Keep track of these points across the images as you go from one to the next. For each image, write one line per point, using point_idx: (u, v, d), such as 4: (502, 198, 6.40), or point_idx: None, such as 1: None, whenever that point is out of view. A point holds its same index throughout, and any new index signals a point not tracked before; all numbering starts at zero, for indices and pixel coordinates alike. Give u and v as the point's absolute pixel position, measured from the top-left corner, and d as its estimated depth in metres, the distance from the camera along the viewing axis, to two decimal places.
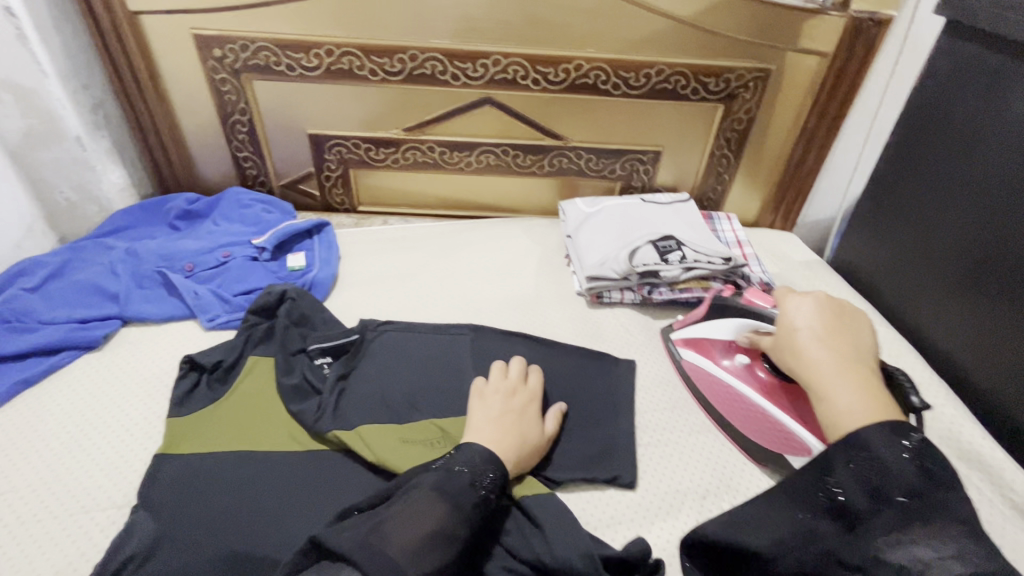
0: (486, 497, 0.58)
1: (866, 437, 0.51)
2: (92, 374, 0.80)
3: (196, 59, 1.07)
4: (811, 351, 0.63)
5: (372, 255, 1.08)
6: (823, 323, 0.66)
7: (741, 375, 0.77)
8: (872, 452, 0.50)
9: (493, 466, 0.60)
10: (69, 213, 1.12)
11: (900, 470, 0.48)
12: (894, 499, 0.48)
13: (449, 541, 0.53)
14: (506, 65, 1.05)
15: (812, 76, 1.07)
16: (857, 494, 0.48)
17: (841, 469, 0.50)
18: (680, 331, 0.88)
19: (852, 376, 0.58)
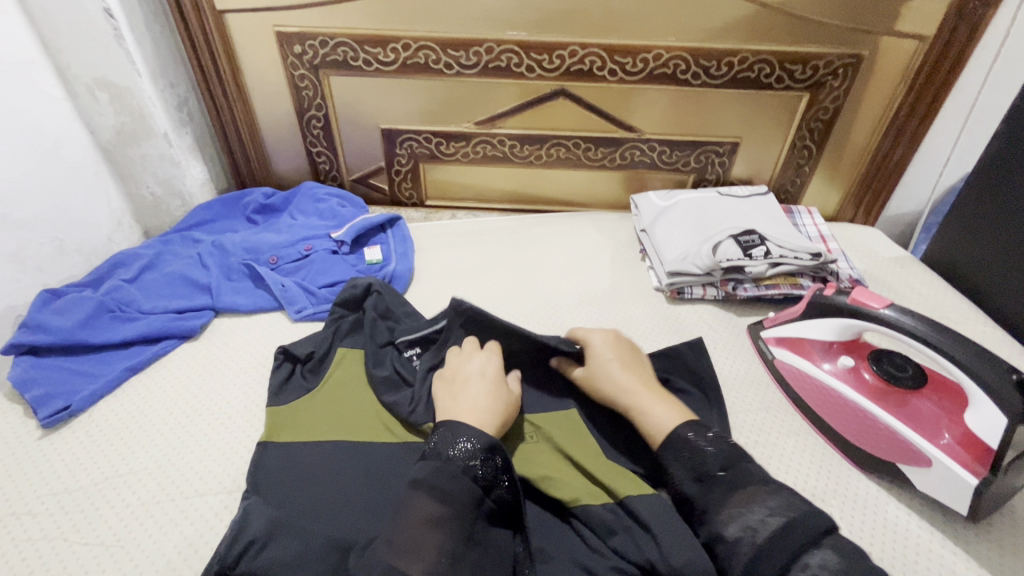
0: (467, 465, 0.56)
1: (672, 437, 0.62)
2: (191, 363, 0.82)
3: (277, 56, 1.09)
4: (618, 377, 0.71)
5: (444, 249, 1.09)
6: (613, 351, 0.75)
7: (842, 376, 0.73)
8: (683, 440, 0.61)
9: (465, 435, 0.59)
10: (154, 208, 1.17)
11: (709, 452, 0.59)
12: (715, 475, 0.58)
13: (436, 518, 0.53)
14: (583, 56, 1.04)
15: (907, 62, 1.01)
16: (687, 481, 0.59)
17: (674, 462, 0.61)
18: (771, 329, 0.83)
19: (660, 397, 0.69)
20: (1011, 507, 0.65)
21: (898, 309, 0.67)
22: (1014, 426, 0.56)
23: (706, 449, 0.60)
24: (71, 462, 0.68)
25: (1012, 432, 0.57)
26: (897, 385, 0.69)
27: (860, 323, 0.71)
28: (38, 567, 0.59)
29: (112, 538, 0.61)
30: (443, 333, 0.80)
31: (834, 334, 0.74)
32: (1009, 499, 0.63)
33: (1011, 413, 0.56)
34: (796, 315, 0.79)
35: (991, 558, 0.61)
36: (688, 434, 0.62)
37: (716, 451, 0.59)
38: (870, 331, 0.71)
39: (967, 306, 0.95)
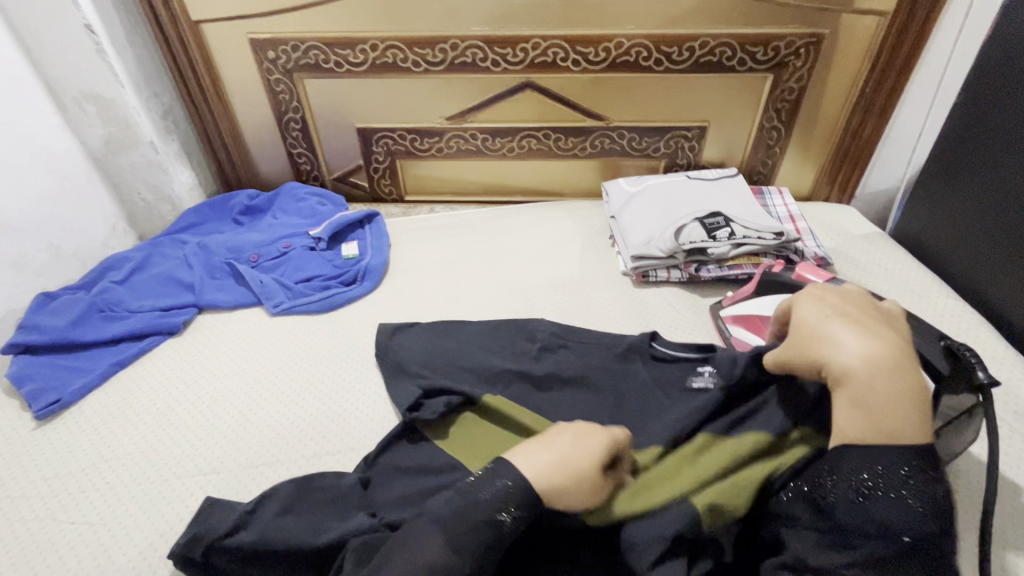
0: (494, 517, 0.50)
1: (851, 457, 0.48)
2: (175, 356, 0.87)
3: (252, 62, 1.13)
4: (853, 342, 0.49)
5: (419, 242, 1.12)
6: (842, 303, 0.53)
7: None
8: (878, 480, 0.46)
9: (503, 476, 0.52)
10: (146, 213, 1.23)
11: (891, 503, 0.46)
12: (900, 536, 0.45)
13: (438, 561, 0.47)
14: (545, 48, 1.06)
15: (868, 38, 1.01)
16: (853, 521, 0.47)
17: (845, 493, 0.48)
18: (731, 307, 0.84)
19: (897, 382, 0.47)
20: (951, 474, 0.67)
21: (841, 283, 0.69)
22: (940, 390, 0.59)
23: (891, 496, 0.46)
24: (62, 450, 0.74)
25: (938, 398, 0.59)
26: None
27: None
28: (30, 544, 0.64)
29: (97, 518, 0.66)
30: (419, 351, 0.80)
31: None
32: (948, 462, 0.65)
33: (936, 377, 0.59)
34: (751, 290, 0.82)
35: None
36: (884, 469, 0.46)
37: (900, 513, 0.45)
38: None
39: (934, 280, 0.96)
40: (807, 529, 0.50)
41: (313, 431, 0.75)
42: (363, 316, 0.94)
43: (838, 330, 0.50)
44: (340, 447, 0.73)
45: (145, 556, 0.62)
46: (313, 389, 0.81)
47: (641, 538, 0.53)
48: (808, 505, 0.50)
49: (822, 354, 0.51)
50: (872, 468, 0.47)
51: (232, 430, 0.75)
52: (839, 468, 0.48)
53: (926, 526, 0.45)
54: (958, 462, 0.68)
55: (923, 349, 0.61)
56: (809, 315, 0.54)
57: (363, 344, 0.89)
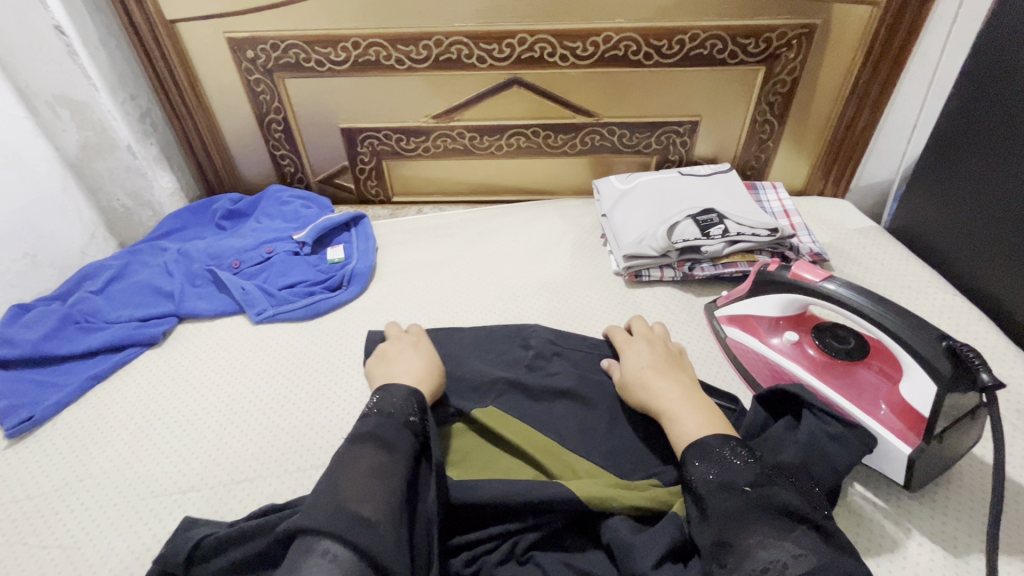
0: (406, 419, 0.59)
1: (690, 450, 0.55)
2: (154, 368, 0.84)
3: (231, 62, 1.10)
4: (656, 382, 0.65)
5: (406, 244, 1.09)
6: (652, 357, 0.71)
7: (787, 352, 0.72)
8: (714, 452, 0.54)
9: (398, 393, 0.61)
10: (126, 219, 1.19)
11: (722, 466, 0.52)
12: (741, 488, 0.50)
13: (380, 467, 0.53)
14: (532, 43, 1.03)
15: (861, 27, 0.99)
16: (707, 483, 0.52)
17: (698, 465, 0.53)
18: (725, 308, 0.82)
19: (690, 403, 0.61)
20: (955, 476, 0.65)
21: (839, 282, 0.66)
22: (944, 393, 0.56)
23: (721, 462, 0.53)
24: (34, 470, 0.71)
25: (942, 399, 0.56)
26: (841, 358, 0.68)
27: (804, 298, 0.70)
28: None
29: (70, 540, 0.63)
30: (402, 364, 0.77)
31: (780, 309, 0.74)
32: (951, 464, 0.63)
33: (939, 380, 0.56)
34: (745, 291, 0.78)
35: (935, 525, 0.61)
36: (711, 445, 0.54)
37: (732, 468, 0.52)
38: (813, 305, 0.70)
39: (931, 275, 0.94)
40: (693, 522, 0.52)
41: (297, 444, 0.73)
42: (349, 322, 0.92)
43: (647, 373, 0.67)
44: (325, 460, 0.71)
45: None
46: (297, 399, 0.79)
47: (644, 541, 0.53)
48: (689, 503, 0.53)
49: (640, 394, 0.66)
50: (702, 448, 0.54)
51: (213, 444, 0.73)
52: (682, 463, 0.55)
53: (761, 473, 0.51)
54: (961, 464, 0.66)
55: (923, 349, 0.58)
56: (630, 364, 0.70)
57: (349, 351, 0.86)
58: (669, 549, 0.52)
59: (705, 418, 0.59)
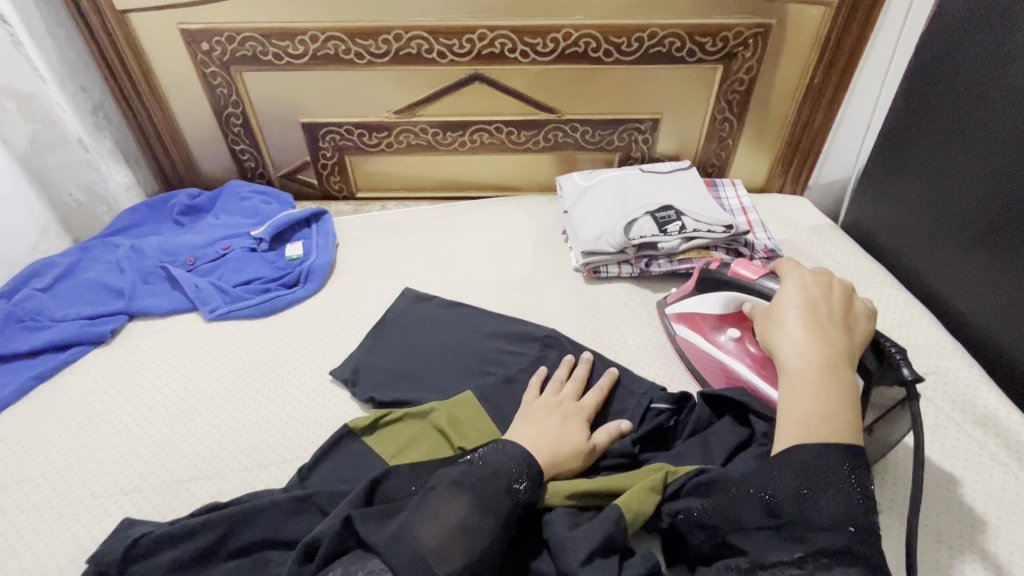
0: (511, 484, 0.55)
1: (804, 450, 0.50)
2: (102, 366, 0.82)
3: (186, 55, 1.07)
4: (792, 329, 0.58)
5: (368, 240, 1.08)
6: (806, 300, 0.61)
7: (731, 350, 0.76)
8: (824, 473, 0.48)
9: (516, 452, 0.58)
10: (79, 215, 1.17)
11: (835, 500, 0.47)
12: (846, 528, 0.46)
13: (470, 525, 0.50)
14: (492, 39, 1.03)
15: (814, 29, 1.01)
16: (796, 509, 0.48)
17: (793, 483, 0.48)
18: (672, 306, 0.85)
19: (823, 367, 0.55)
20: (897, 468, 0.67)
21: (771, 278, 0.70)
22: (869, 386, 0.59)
23: (838, 494, 0.48)
24: None
25: (870, 389, 0.59)
26: None
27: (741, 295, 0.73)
28: None
29: (4, 544, 0.62)
30: (354, 376, 0.79)
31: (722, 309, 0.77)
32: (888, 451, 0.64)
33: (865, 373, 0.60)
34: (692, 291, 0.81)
35: None
36: (834, 458, 0.49)
37: (847, 505, 0.47)
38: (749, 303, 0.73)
39: (880, 271, 0.96)
40: (751, 526, 0.50)
41: (246, 442, 0.72)
42: (304, 320, 0.91)
43: (793, 321, 0.59)
44: (274, 459, 0.70)
45: None
46: (248, 397, 0.78)
47: (576, 536, 0.54)
48: (753, 503, 0.50)
49: (772, 334, 0.60)
50: (824, 463, 0.49)
51: (162, 443, 0.72)
52: (787, 461, 0.50)
53: (869, 511, 0.48)
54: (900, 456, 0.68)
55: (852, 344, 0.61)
56: (780, 305, 0.62)
57: (304, 349, 0.85)
58: (601, 543, 0.53)
59: (831, 395, 0.53)
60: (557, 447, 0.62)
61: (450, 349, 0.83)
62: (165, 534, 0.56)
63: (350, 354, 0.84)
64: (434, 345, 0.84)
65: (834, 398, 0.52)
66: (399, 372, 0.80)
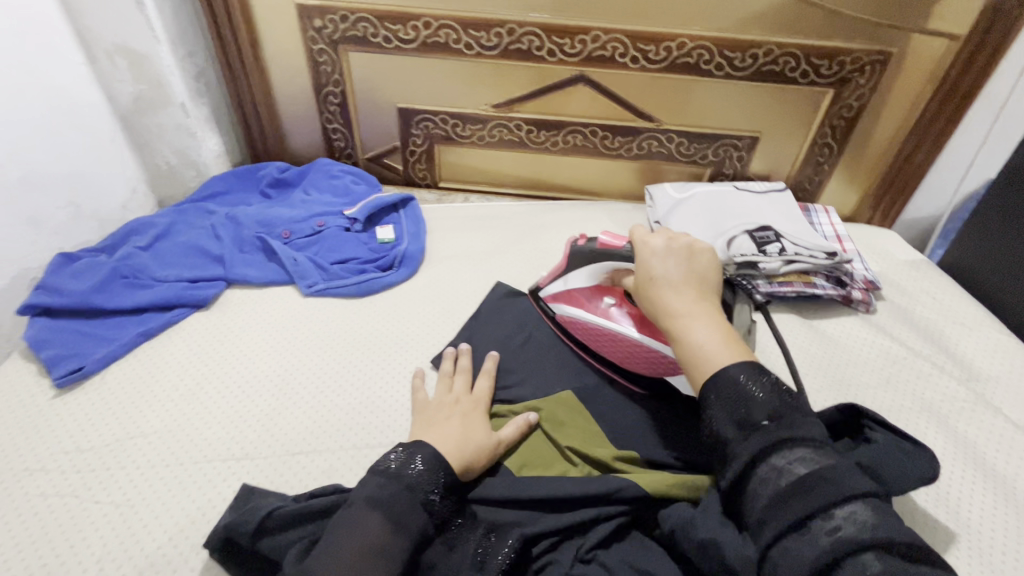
0: (427, 497, 0.57)
1: (718, 375, 0.52)
2: (204, 330, 0.83)
3: (297, 29, 1.08)
4: (667, 292, 0.59)
5: (457, 231, 1.08)
6: (666, 253, 0.63)
7: (610, 316, 0.78)
8: (732, 383, 0.51)
9: (428, 459, 0.59)
10: (169, 177, 1.17)
11: (748, 404, 0.50)
12: (758, 423, 0.49)
13: (385, 541, 0.52)
14: (605, 42, 1.02)
15: (936, 61, 0.99)
16: (724, 423, 0.50)
17: (714, 406, 0.51)
18: (546, 290, 0.85)
19: (703, 317, 0.56)
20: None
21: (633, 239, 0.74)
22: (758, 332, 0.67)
23: (749, 396, 0.50)
24: (83, 422, 0.69)
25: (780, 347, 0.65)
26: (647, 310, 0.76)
27: (609, 263, 0.76)
28: (50, 522, 0.60)
29: (123, 499, 0.62)
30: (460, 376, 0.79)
31: (591, 279, 0.79)
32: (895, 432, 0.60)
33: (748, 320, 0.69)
34: (562, 269, 0.83)
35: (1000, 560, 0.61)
36: (733, 373, 0.52)
37: (762, 401, 0.50)
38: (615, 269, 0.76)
39: (984, 313, 0.94)
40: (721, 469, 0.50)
41: (352, 421, 0.72)
42: (398, 304, 0.90)
43: (664, 276, 0.60)
44: (381, 440, 0.70)
45: (175, 543, 0.58)
46: (350, 376, 0.77)
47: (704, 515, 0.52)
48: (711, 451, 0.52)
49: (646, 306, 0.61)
50: (729, 381, 0.51)
51: (267, 412, 0.71)
52: (702, 397, 0.53)
53: (782, 402, 0.50)
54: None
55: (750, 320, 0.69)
56: (645, 266, 0.62)
57: (401, 333, 0.85)
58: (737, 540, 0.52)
59: (719, 337, 0.55)
60: (466, 443, 0.64)
61: (549, 348, 0.83)
62: (295, 513, 0.56)
63: (450, 343, 0.84)
64: (534, 342, 0.83)
65: (721, 337, 0.55)
66: (503, 368, 0.79)
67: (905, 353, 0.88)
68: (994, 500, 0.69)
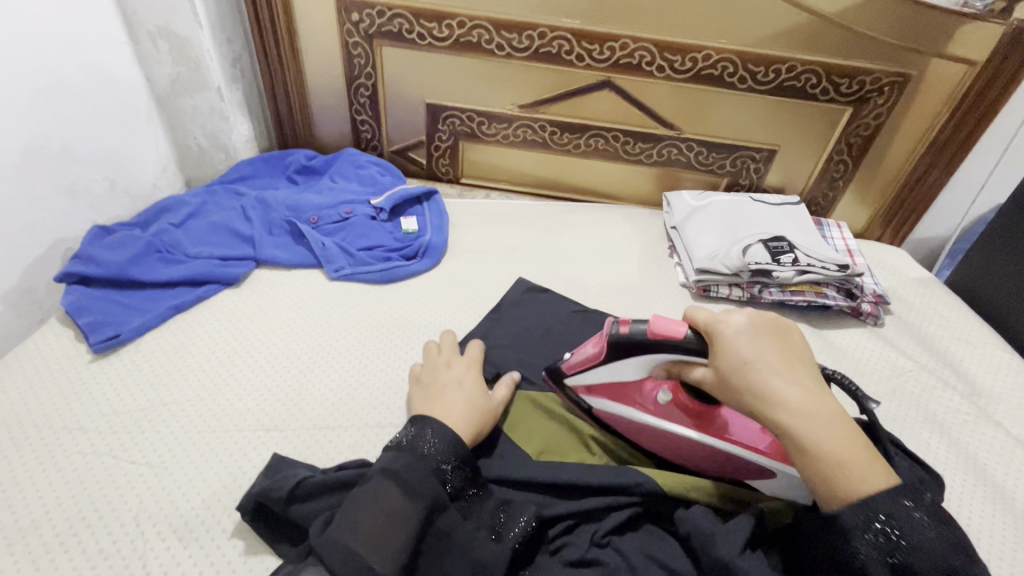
0: (438, 467, 0.58)
1: (873, 507, 0.49)
2: (234, 307, 0.85)
3: (334, 21, 1.11)
4: (775, 389, 0.53)
5: (479, 226, 1.10)
6: (754, 335, 0.57)
7: (663, 411, 0.67)
8: (892, 522, 0.49)
9: (438, 432, 0.60)
10: (199, 158, 1.20)
11: (901, 541, 0.48)
12: (917, 568, 0.48)
13: (400, 511, 0.54)
14: (633, 50, 1.05)
15: (953, 85, 1.02)
16: (876, 562, 0.49)
17: (861, 540, 0.49)
18: (575, 380, 0.72)
19: (820, 415, 0.52)
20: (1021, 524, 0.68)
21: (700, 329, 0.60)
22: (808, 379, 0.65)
23: (904, 535, 0.48)
24: (118, 388, 0.72)
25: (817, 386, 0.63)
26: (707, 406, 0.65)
27: (668, 357, 0.63)
28: (88, 479, 0.62)
29: (157, 461, 0.64)
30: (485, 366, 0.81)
31: (638, 372, 0.66)
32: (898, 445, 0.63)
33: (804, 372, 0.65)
34: (600, 363, 0.68)
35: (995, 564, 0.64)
36: (888, 509, 0.49)
37: (915, 544, 0.48)
38: (676, 365, 0.63)
39: (990, 332, 0.97)
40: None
41: (376, 401, 0.74)
42: (421, 292, 0.93)
43: (765, 361, 0.55)
44: (404, 420, 0.72)
45: (208, 505, 0.61)
46: (374, 359, 0.80)
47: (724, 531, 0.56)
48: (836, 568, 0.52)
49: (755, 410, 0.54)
50: (890, 518, 0.49)
51: (295, 389, 0.74)
52: (841, 526, 0.50)
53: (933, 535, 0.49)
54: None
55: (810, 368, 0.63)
56: (735, 349, 0.56)
57: (424, 320, 0.87)
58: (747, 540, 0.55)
59: (843, 436, 0.52)
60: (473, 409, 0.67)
61: (567, 342, 0.85)
62: (321, 482, 0.59)
63: (471, 332, 0.86)
64: (553, 336, 0.86)
65: (840, 430, 0.52)
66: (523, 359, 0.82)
67: (911, 366, 0.90)
68: (993, 509, 0.72)
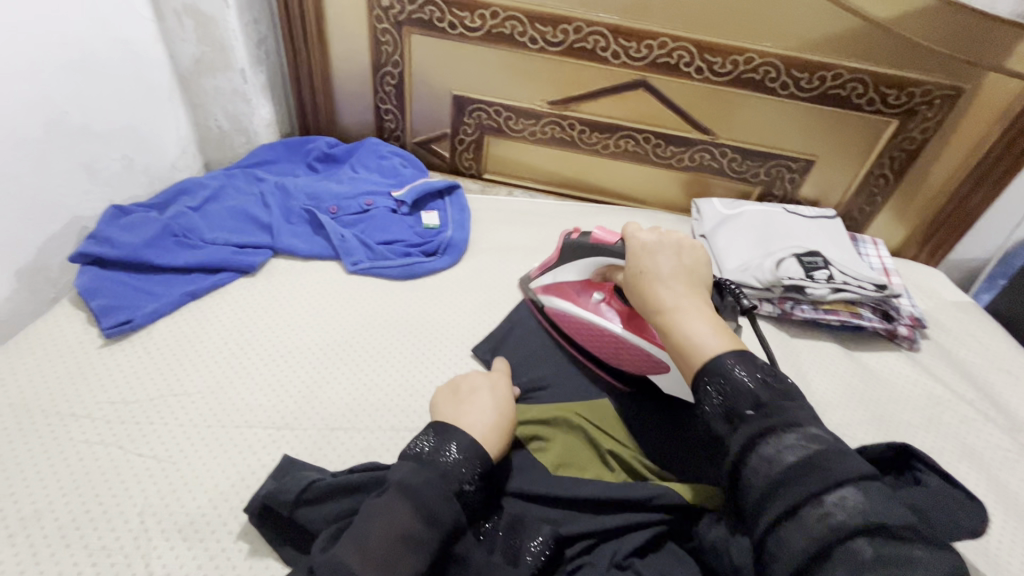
0: (459, 487, 0.54)
1: (708, 365, 0.50)
2: (250, 296, 0.83)
3: (363, 6, 1.08)
4: (659, 288, 0.58)
5: (501, 224, 1.07)
6: (655, 249, 0.62)
7: (596, 311, 0.77)
8: (720, 373, 0.49)
9: (462, 446, 0.57)
10: (220, 141, 1.18)
11: (736, 395, 0.48)
12: (744, 414, 0.47)
13: (418, 532, 0.50)
14: (671, 49, 1.01)
15: (1007, 101, 0.97)
16: (716, 420, 0.49)
17: (706, 399, 0.50)
18: (538, 280, 0.86)
19: (695, 308, 0.56)
20: None
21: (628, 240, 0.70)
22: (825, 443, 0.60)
23: (732, 381, 0.49)
24: (129, 375, 0.70)
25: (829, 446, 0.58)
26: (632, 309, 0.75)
27: (600, 260, 0.74)
28: (95, 470, 0.61)
29: (166, 455, 0.62)
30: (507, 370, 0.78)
31: (580, 273, 0.79)
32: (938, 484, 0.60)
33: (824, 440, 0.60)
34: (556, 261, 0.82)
35: None
36: (720, 367, 0.50)
37: (742, 389, 0.48)
38: (606, 267, 0.74)
39: None
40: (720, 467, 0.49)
41: (390, 402, 0.71)
42: (440, 290, 0.90)
43: (656, 271, 0.60)
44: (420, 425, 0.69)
45: (215, 505, 0.59)
46: (390, 358, 0.77)
47: None
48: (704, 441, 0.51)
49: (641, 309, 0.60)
50: (722, 374, 0.49)
51: (308, 385, 0.72)
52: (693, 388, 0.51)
53: (766, 386, 0.48)
54: None
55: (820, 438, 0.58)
56: (637, 260, 0.62)
57: (443, 320, 0.85)
58: None
59: (713, 324, 0.54)
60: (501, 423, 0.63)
61: None
62: (333, 484, 0.56)
63: (490, 335, 0.83)
64: None
65: (711, 319, 0.55)
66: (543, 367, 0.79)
67: (949, 396, 0.86)
68: None
